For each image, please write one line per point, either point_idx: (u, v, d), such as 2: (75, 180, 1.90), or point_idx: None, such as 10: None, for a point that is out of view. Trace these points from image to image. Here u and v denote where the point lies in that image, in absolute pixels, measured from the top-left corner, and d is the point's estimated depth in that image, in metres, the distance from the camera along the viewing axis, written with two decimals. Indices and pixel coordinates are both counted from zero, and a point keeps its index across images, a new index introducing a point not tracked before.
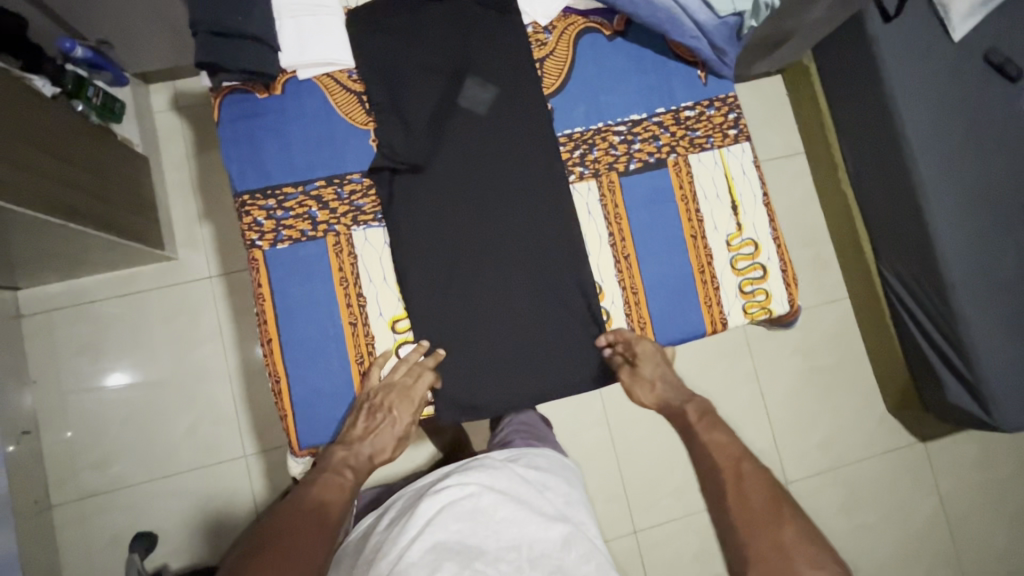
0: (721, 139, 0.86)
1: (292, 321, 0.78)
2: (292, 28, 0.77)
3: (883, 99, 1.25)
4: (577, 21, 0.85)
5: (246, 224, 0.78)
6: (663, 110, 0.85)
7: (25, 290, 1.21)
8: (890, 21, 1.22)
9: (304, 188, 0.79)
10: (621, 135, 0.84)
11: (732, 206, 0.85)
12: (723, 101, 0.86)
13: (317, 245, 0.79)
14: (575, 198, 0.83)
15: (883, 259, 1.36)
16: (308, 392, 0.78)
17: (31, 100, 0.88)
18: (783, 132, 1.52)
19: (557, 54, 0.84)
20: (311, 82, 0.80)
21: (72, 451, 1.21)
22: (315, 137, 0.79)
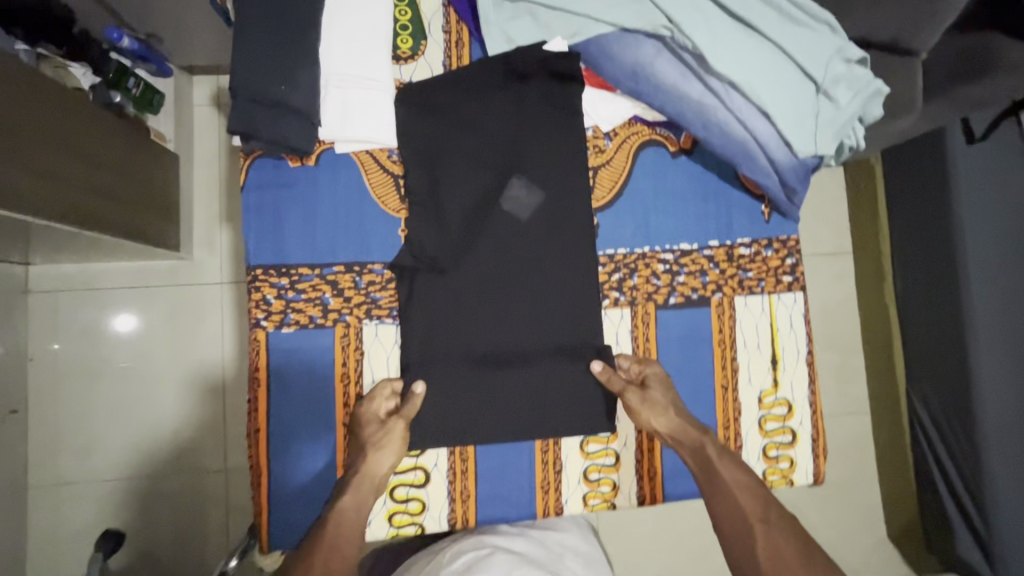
0: (773, 285, 0.83)
1: (285, 411, 0.76)
2: (337, 98, 0.74)
3: (949, 223, 1.17)
4: (642, 131, 0.81)
5: (254, 300, 0.76)
6: (716, 243, 0.82)
7: (36, 266, 1.20)
8: (974, 142, 1.15)
9: (321, 271, 0.77)
10: (667, 264, 0.81)
11: (771, 360, 0.82)
12: (781, 244, 0.84)
13: (326, 334, 0.76)
14: (605, 324, 0.81)
15: (914, 385, 1.28)
16: (293, 489, 0.76)
17: (66, 98, 0.85)
18: (834, 228, 1.44)
19: (614, 164, 0.81)
20: (348, 157, 0.77)
21: (56, 434, 1.20)
22: (342, 220, 0.77)
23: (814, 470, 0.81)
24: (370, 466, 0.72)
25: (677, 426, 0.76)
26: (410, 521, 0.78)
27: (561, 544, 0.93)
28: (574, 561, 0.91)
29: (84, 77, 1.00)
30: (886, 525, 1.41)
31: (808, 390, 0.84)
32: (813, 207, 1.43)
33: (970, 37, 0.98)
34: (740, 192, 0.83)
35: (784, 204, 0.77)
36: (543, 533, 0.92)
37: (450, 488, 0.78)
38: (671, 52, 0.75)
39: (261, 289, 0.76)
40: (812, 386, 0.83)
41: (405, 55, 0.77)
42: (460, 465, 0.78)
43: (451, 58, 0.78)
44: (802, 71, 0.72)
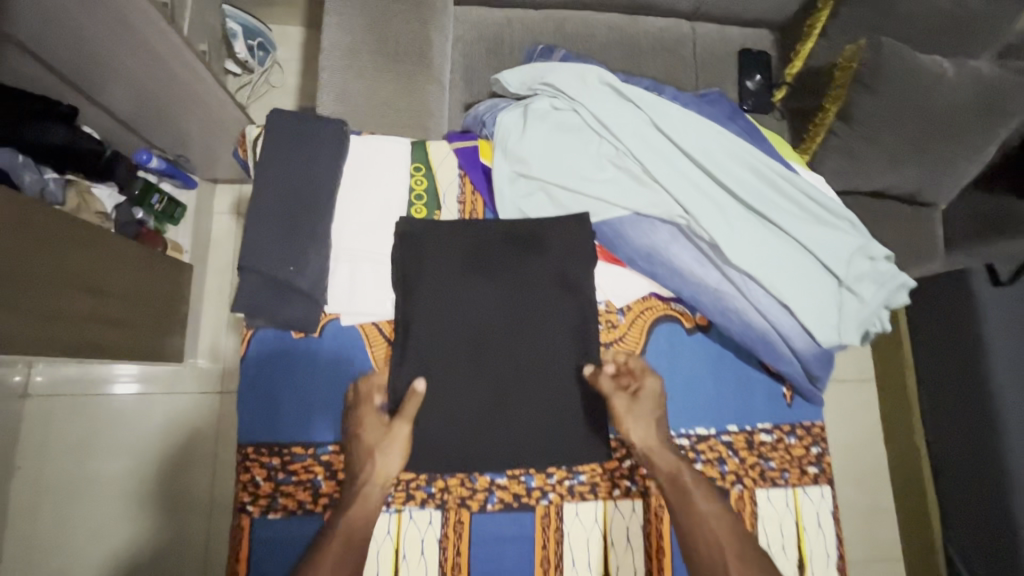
0: (797, 476, 0.75)
1: None
2: (346, 272, 0.75)
3: (979, 368, 1.12)
4: (657, 306, 0.78)
5: (242, 480, 0.72)
6: (735, 428, 0.76)
7: (38, 370, 1.18)
8: (1000, 286, 1.13)
9: (315, 449, 0.73)
10: (682, 450, 0.74)
11: (797, 565, 0.74)
12: (806, 430, 0.77)
13: (314, 521, 0.71)
14: (615, 516, 0.76)
15: (952, 540, 1.18)
16: None
17: (96, 233, 0.89)
18: (856, 353, 1.39)
19: (626, 341, 0.77)
20: (352, 328, 0.75)
21: (32, 552, 1.13)
22: (340, 397, 0.74)
23: None
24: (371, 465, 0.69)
25: (654, 443, 0.72)
26: None
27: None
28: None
29: (110, 198, 1.05)
30: None
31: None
32: None
33: None
34: (760, 373, 0.78)
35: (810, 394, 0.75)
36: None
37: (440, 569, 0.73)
38: (687, 238, 0.77)
39: (251, 468, 0.72)
40: None
41: None
42: (453, 533, 0.73)
43: None
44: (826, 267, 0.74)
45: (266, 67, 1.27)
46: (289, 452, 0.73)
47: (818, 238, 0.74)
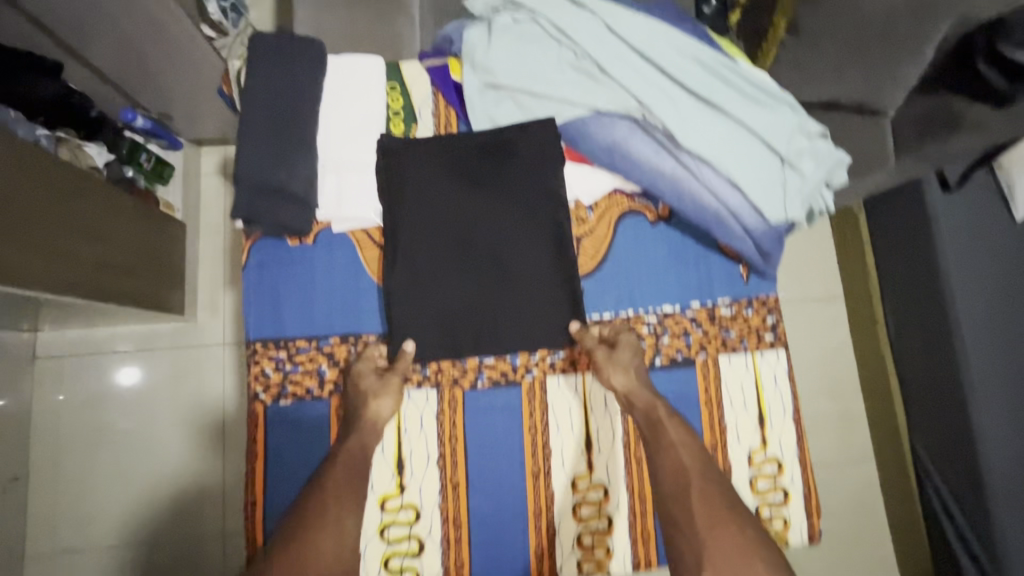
0: (755, 344, 0.87)
1: (280, 479, 0.81)
2: (334, 184, 0.84)
3: (933, 270, 1.19)
4: (623, 202, 0.88)
5: (254, 371, 0.83)
6: (698, 304, 0.88)
7: (45, 333, 1.23)
8: (950, 191, 1.19)
9: (318, 342, 0.84)
10: (650, 326, 0.87)
11: (758, 418, 0.86)
12: (763, 303, 0.88)
13: (322, 403, 0.83)
14: (595, 387, 0.87)
15: (917, 433, 1.27)
16: None
17: (85, 181, 0.92)
18: (825, 273, 1.47)
19: (596, 234, 0.88)
20: (343, 235, 0.85)
21: (55, 503, 1.20)
22: (336, 297, 0.85)
23: (808, 527, 0.84)
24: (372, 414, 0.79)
25: (633, 386, 0.81)
26: None
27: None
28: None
29: (98, 157, 1.05)
30: None
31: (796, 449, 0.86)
32: (802, 255, 1.47)
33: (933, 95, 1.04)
34: (718, 256, 0.89)
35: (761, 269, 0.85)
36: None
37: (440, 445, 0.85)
38: (643, 131, 0.84)
39: (260, 361, 0.83)
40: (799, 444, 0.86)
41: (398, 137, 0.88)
42: (448, 412, 0.85)
43: None
44: (769, 146, 0.81)
45: (240, 28, 1.30)
46: (294, 345, 0.84)
47: (762, 121, 0.80)
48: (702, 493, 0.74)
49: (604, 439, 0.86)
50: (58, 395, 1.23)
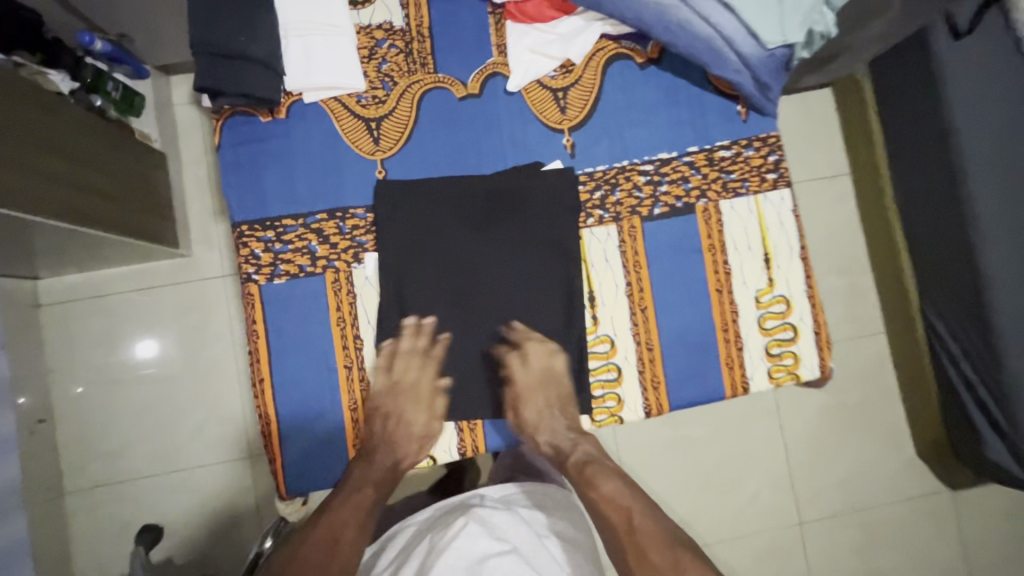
0: (758, 184, 0.88)
1: (283, 361, 0.82)
2: (300, 50, 0.82)
3: (943, 125, 1.14)
4: (609, 46, 0.87)
5: (244, 255, 0.83)
6: (695, 149, 0.87)
7: (44, 280, 1.23)
8: (961, 38, 1.11)
9: (304, 220, 0.83)
10: (647, 176, 0.86)
11: (765, 259, 0.87)
12: (762, 141, 0.88)
13: (316, 281, 0.83)
14: (594, 241, 0.86)
15: (927, 298, 1.26)
16: (298, 445, 0.82)
17: (47, 100, 0.88)
18: (828, 150, 1.41)
19: (582, 83, 0.86)
20: (316, 105, 0.84)
21: (84, 441, 1.23)
22: (317, 167, 0.83)
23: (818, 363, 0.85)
24: (399, 449, 0.80)
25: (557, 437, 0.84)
26: (423, 456, 0.83)
27: (547, 527, 0.84)
28: (556, 545, 0.82)
29: (62, 83, 0.98)
30: (913, 442, 1.38)
31: (803, 288, 0.88)
32: (805, 132, 1.41)
33: None
34: (713, 95, 0.88)
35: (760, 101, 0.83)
36: (531, 512, 0.86)
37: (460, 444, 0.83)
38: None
39: (249, 244, 0.83)
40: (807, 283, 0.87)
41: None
42: (469, 437, 0.84)
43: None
44: None
45: None
46: (279, 225, 0.83)
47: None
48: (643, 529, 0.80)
49: (607, 291, 0.86)
50: (74, 386, 1.23)
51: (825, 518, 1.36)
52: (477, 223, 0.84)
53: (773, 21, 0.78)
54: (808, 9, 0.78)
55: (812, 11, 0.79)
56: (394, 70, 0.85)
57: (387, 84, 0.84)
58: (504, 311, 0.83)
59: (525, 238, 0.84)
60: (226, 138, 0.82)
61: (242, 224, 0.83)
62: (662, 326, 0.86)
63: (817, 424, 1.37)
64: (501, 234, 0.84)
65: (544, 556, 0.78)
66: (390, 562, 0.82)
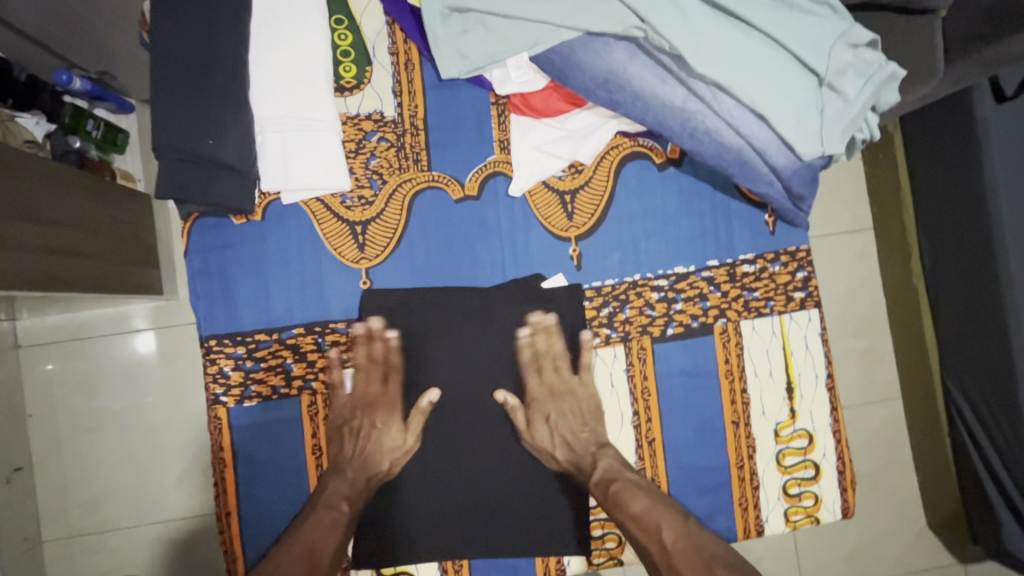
0: (783, 303, 0.96)
1: (258, 470, 0.92)
2: (276, 145, 0.88)
3: (981, 194, 1.07)
4: (625, 144, 0.96)
5: (213, 372, 0.91)
6: (717, 263, 0.97)
7: (23, 320, 1.18)
8: (1005, 102, 1.04)
9: (279, 335, 0.93)
10: (661, 293, 0.96)
11: (786, 389, 0.96)
12: (790, 256, 0.97)
13: (293, 401, 0.93)
14: (601, 363, 0.95)
15: (949, 370, 1.19)
16: (265, 513, 0.91)
17: (21, 157, 0.82)
18: (852, 204, 1.33)
19: (592, 188, 0.96)
20: (295, 206, 0.93)
21: (64, 489, 1.19)
22: (298, 284, 0.93)
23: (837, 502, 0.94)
24: (371, 467, 0.89)
25: (574, 456, 0.92)
26: None
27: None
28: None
29: (37, 127, 0.94)
30: (924, 514, 1.32)
31: (827, 420, 0.96)
32: (828, 183, 1.33)
33: None
34: (738, 202, 0.97)
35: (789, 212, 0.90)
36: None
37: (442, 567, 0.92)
38: (647, 54, 0.84)
39: (219, 361, 0.91)
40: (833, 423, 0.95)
41: (349, 84, 0.93)
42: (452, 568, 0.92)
43: (399, 88, 0.94)
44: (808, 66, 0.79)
45: None
46: (255, 340, 0.92)
47: (788, 32, 0.78)
48: (675, 538, 0.87)
49: (616, 401, 0.95)
50: (45, 363, 1.19)
51: None
52: None
53: (814, 131, 0.80)
54: (851, 120, 0.80)
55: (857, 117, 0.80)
56: (382, 166, 0.94)
57: (375, 183, 0.94)
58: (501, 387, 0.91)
59: None
60: (196, 244, 0.91)
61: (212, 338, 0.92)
62: (671, 454, 0.94)
63: None
64: None
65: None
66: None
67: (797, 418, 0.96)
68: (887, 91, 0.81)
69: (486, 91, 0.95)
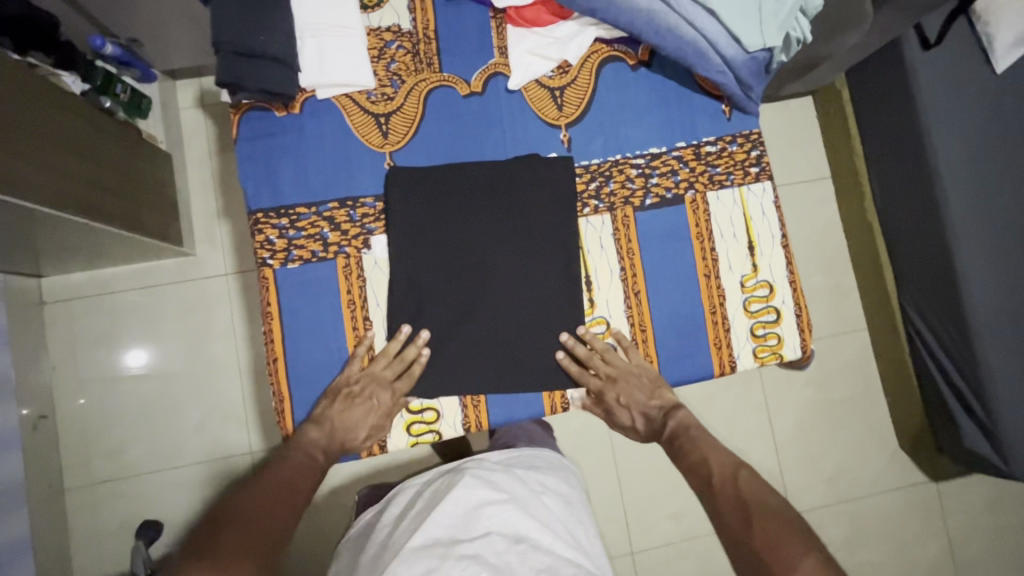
0: (742, 177, 0.94)
1: (297, 342, 0.87)
2: (312, 48, 0.86)
3: (917, 130, 1.21)
4: (602, 50, 0.94)
5: (260, 241, 0.88)
6: (684, 144, 0.94)
7: (49, 278, 1.25)
8: (931, 49, 1.19)
9: (317, 209, 0.89)
10: (639, 169, 0.93)
11: (749, 247, 0.93)
12: (745, 138, 0.95)
13: (328, 266, 0.88)
14: (589, 229, 0.92)
15: (906, 295, 1.32)
16: (306, 406, 0.87)
17: (63, 98, 0.91)
18: (811, 155, 1.47)
19: (578, 84, 0.93)
20: (330, 101, 0.89)
21: (86, 438, 1.24)
22: (332, 161, 0.89)
23: (799, 343, 0.92)
24: (353, 431, 0.84)
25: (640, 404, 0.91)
26: (428, 428, 0.88)
27: (542, 483, 0.90)
28: (553, 498, 0.88)
29: (73, 85, 1.05)
30: (896, 436, 1.43)
31: (785, 271, 0.94)
32: (788, 137, 1.47)
33: None
34: (700, 96, 0.95)
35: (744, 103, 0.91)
36: (527, 469, 0.91)
37: (463, 414, 0.88)
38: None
39: (264, 231, 0.88)
40: (789, 268, 0.93)
41: (371, 3, 0.92)
42: (468, 406, 0.88)
43: (414, 1, 0.92)
44: None
45: None
46: (295, 212, 0.88)
47: None
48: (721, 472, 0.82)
49: (601, 277, 0.92)
50: (77, 383, 1.24)
51: (815, 510, 1.40)
52: (476, 218, 0.89)
53: (755, 23, 0.84)
54: (786, 16, 0.83)
55: (791, 16, 0.84)
56: (401, 69, 0.91)
57: (395, 82, 0.90)
58: None
59: (528, 235, 0.90)
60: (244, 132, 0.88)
61: (258, 212, 0.89)
62: (658, 308, 0.92)
63: (804, 418, 1.42)
64: (501, 230, 0.89)
65: (540, 506, 0.84)
66: (399, 504, 0.86)
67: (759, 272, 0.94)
68: None
69: (485, 8, 0.93)
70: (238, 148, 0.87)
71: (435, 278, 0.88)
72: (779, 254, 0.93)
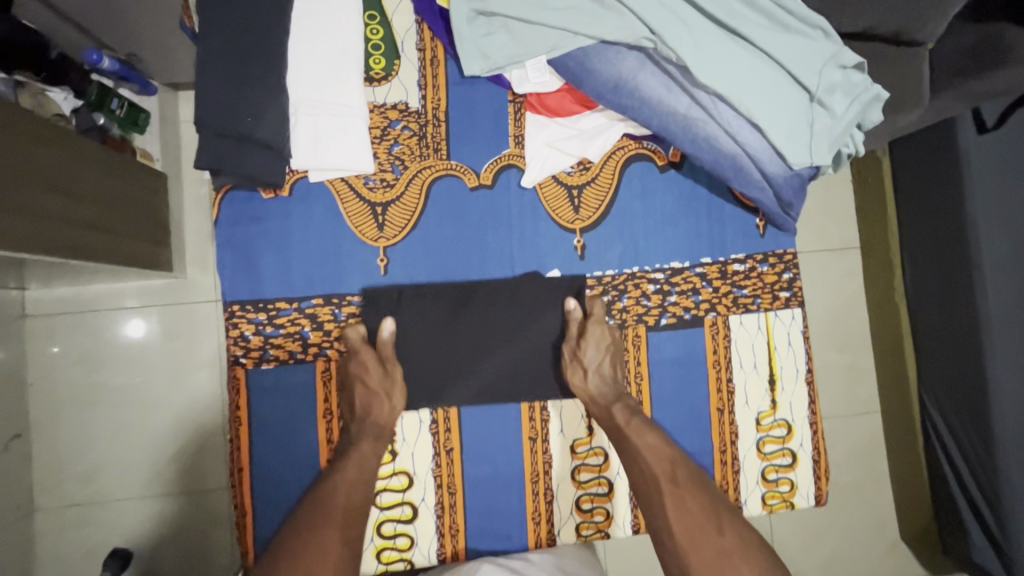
0: (769, 301, 0.98)
1: (269, 436, 0.91)
2: (308, 126, 0.87)
3: (961, 218, 1.12)
4: (630, 146, 0.97)
5: (234, 335, 0.91)
6: (710, 260, 0.98)
7: (32, 292, 1.20)
8: (986, 132, 1.10)
9: (298, 305, 0.93)
10: (657, 284, 0.97)
11: (770, 381, 0.96)
12: (777, 258, 0.99)
13: (307, 366, 0.92)
14: None
15: (926, 387, 1.24)
16: (271, 499, 0.90)
17: (53, 126, 0.86)
18: (841, 224, 1.39)
19: (598, 185, 0.96)
20: (322, 184, 0.93)
21: (59, 460, 1.20)
22: (319, 258, 0.93)
23: (813, 495, 0.95)
24: (365, 402, 0.88)
25: (595, 390, 0.90)
26: (399, 556, 0.91)
27: (561, 568, 0.90)
28: None
29: (64, 103, 0.98)
30: (898, 527, 1.37)
31: (805, 412, 0.97)
32: (819, 202, 1.38)
33: (981, 26, 0.93)
34: (732, 205, 0.98)
35: (779, 218, 0.94)
36: (542, 555, 0.92)
37: (439, 523, 0.92)
38: (654, 64, 0.85)
39: (239, 325, 0.91)
40: (811, 409, 0.96)
41: (378, 75, 0.93)
42: (447, 498, 0.93)
43: (427, 74, 0.93)
44: (799, 80, 0.81)
45: None
46: (275, 307, 0.92)
47: (783, 49, 0.80)
48: (673, 496, 0.84)
49: None
50: (55, 402, 1.20)
51: None
52: None
53: (803, 141, 0.83)
54: (837, 136, 0.83)
55: (844, 133, 0.83)
56: (404, 152, 0.94)
57: (397, 168, 0.93)
58: (497, 379, 0.94)
59: None
60: (226, 216, 0.91)
61: (233, 303, 0.92)
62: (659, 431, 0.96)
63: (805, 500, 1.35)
64: None
65: None
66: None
67: (777, 409, 0.98)
68: (871, 112, 0.84)
69: (504, 89, 0.95)
70: (219, 236, 0.89)
71: (418, 350, 0.93)
72: (801, 391, 0.97)
